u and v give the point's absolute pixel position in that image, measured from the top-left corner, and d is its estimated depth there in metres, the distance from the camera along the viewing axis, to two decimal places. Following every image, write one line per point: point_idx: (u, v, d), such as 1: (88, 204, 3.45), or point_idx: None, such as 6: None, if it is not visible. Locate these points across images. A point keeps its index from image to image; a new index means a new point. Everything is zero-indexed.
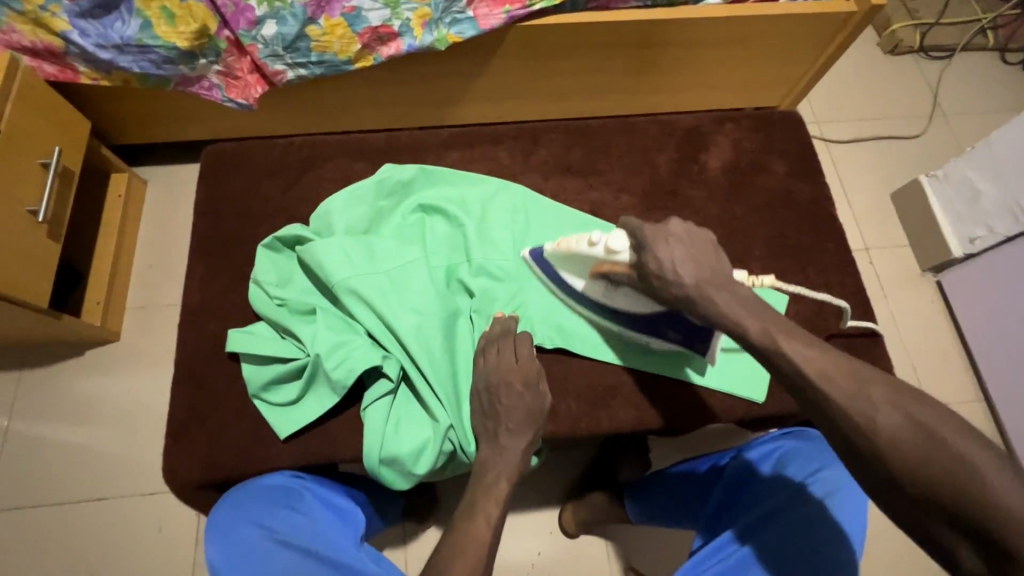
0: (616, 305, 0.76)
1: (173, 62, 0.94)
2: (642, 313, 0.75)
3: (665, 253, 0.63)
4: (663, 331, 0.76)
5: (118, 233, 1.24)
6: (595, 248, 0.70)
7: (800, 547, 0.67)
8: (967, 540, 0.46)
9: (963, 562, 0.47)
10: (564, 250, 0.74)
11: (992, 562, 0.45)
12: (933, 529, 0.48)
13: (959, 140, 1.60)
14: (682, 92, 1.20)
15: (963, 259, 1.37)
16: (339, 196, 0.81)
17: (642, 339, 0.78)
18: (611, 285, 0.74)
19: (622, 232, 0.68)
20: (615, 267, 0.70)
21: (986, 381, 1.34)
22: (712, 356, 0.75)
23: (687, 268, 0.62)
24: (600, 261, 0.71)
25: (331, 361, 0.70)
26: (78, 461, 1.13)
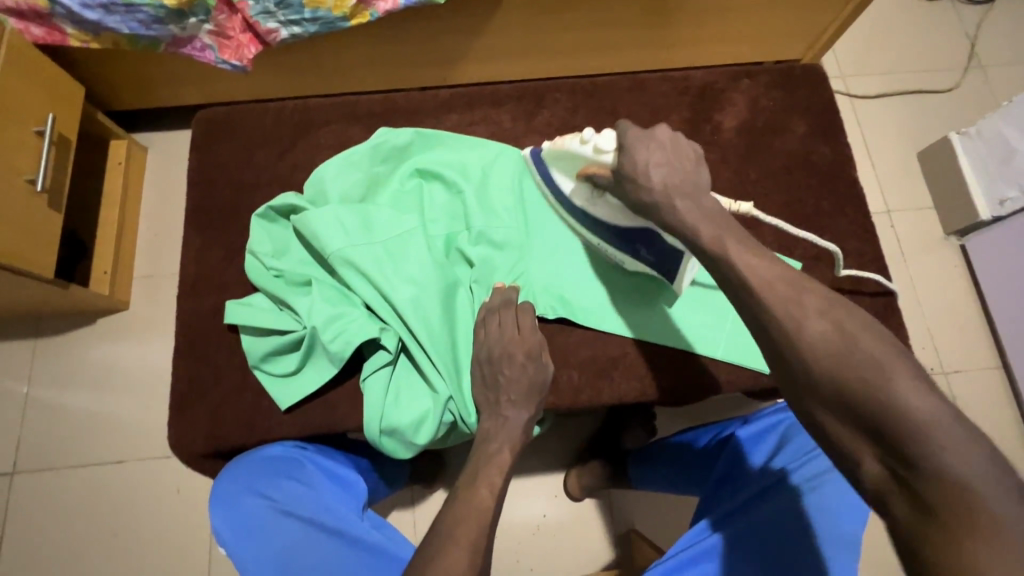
0: (596, 215, 0.74)
1: (162, 21, 0.90)
2: (617, 225, 0.72)
3: (641, 156, 0.62)
4: (635, 248, 0.73)
5: (120, 202, 1.23)
6: (585, 146, 0.68)
7: (798, 521, 0.67)
8: (868, 443, 0.46)
9: (865, 471, 0.46)
10: (557, 147, 0.72)
11: (894, 470, 0.44)
12: (842, 438, 0.47)
13: (996, 94, 1.50)
14: (698, 46, 1.13)
15: (991, 223, 1.30)
16: (332, 161, 0.78)
17: (614, 256, 0.77)
18: (594, 192, 0.71)
19: (613, 133, 0.66)
20: (600, 169, 0.68)
21: (1007, 347, 1.30)
22: (680, 284, 0.74)
23: (660, 171, 0.61)
24: (588, 161, 0.69)
25: (328, 333, 0.69)
26: (97, 426, 1.17)
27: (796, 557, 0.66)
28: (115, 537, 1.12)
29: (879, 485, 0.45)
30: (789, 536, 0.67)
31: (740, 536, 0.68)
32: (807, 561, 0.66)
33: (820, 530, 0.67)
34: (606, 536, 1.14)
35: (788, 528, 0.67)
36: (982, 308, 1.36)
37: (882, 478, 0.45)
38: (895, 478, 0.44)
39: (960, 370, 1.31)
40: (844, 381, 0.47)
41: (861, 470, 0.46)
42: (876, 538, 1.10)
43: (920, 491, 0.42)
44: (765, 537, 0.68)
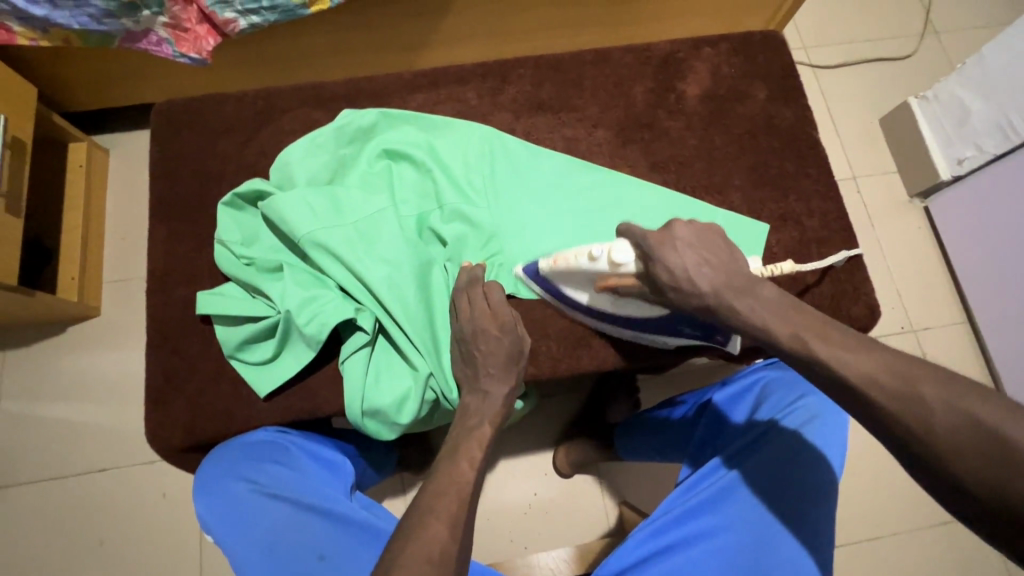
0: (625, 315, 0.72)
1: (114, 15, 0.87)
2: (651, 318, 0.71)
3: (677, 263, 0.59)
4: (678, 329, 0.73)
5: (83, 206, 1.19)
6: (598, 262, 0.66)
7: (782, 472, 0.69)
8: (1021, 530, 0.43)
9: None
10: (563, 267, 0.70)
11: None
12: (992, 528, 0.45)
13: (951, 59, 1.54)
14: (660, 22, 1.15)
15: (950, 182, 1.34)
16: (297, 145, 0.77)
17: (655, 341, 0.77)
18: (618, 296, 0.70)
19: (624, 242, 0.65)
20: (623, 279, 0.66)
21: (970, 303, 1.35)
22: (735, 346, 0.73)
23: (702, 274, 0.59)
24: (605, 275, 0.67)
25: (303, 316, 0.69)
26: (75, 436, 1.14)
27: (784, 507, 0.67)
28: (102, 547, 1.10)
29: None
30: (775, 488, 0.68)
31: (730, 492, 0.69)
32: (793, 511, 0.67)
33: (804, 480, 0.68)
34: (597, 510, 1.16)
35: (773, 480, 0.69)
36: (947, 267, 1.40)
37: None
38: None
39: (928, 327, 1.36)
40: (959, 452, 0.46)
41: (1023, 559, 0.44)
42: (855, 492, 1.14)
43: None
44: (755, 492, 0.68)
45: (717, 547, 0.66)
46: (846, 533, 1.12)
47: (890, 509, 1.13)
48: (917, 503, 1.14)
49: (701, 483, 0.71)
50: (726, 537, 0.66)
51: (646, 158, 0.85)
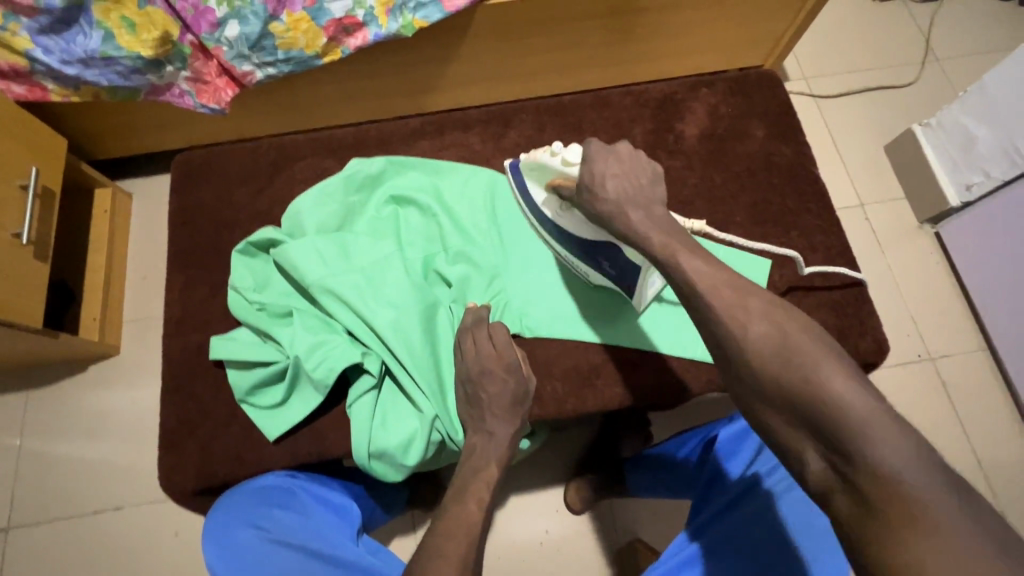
0: (565, 227, 0.76)
1: (140, 71, 0.92)
2: (584, 238, 0.74)
3: (601, 167, 0.67)
4: (599, 262, 0.75)
5: (106, 249, 1.23)
6: (554, 158, 0.72)
7: (751, 544, 0.67)
8: (811, 441, 0.51)
9: (808, 466, 0.52)
10: (530, 159, 0.75)
11: (835, 466, 0.49)
12: (788, 439, 0.53)
13: (953, 85, 1.55)
14: (658, 61, 1.19)
15: (961, 208, 1.33)
16: (307, 194, 0.81)
17: (581, 270, 0.79)
18: (562, 203, 0.74)
19: (581, 147, 0.70)
20: (567, 181, 0.71)
21: (989, 329, 1.32)
22: (641, 299, 0.75)
23: (615, 183, 0.66)
24: (557, 174, 0.73)
25: (311, 360, 0.71)
26: (93, 474, 1.16)
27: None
28: None
29: (822, 480, 0.50)
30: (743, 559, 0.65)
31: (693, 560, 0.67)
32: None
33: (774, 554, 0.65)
34: (610, 549, 1.14)
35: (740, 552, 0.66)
36: (962, 293, 1.38)
37: (825, 475, 0.50)
38: (837, 473, 0.49)
39: (946, 355, 1.33)
40: (784, 380, 0.53)
41: (806, 469, 0.52)
42: None
43: (860, 488, 0.47)
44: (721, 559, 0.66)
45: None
46: None
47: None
48: None
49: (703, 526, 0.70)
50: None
51: None
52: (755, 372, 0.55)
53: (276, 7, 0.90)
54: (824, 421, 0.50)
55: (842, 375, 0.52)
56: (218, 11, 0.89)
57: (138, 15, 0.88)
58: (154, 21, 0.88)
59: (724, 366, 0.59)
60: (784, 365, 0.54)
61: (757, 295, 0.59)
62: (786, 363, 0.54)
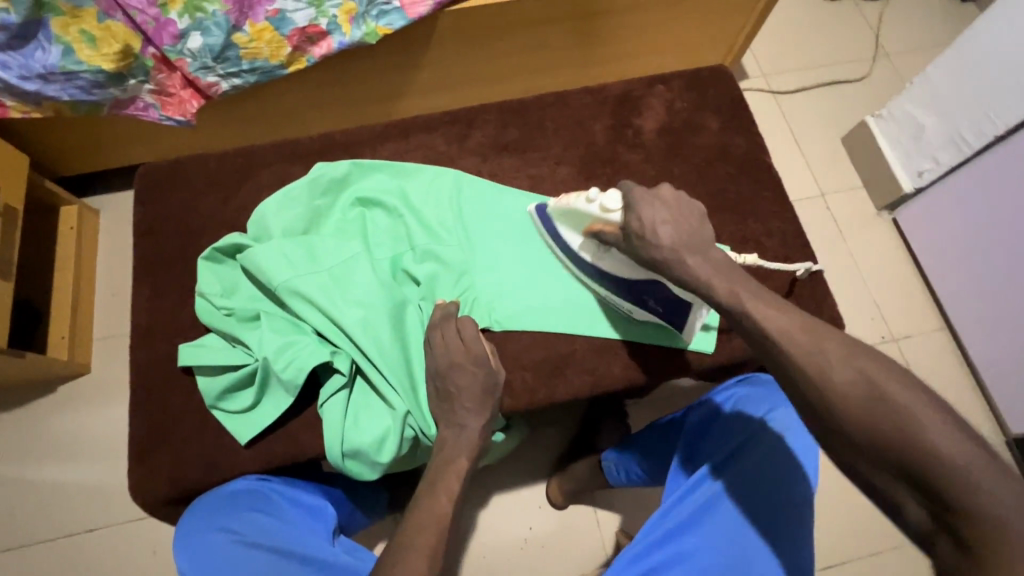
0: (603, 269, 0.78)
1: (103, 85, 0.92)
2: (627, 279, 0.77)
3: (649, 214, 0.69)
4: (644, 300, 0.78)
5: (73, 266, 1.21)
6: (592, 205, 0.73)
7: (761, 489, 0.69)
8: (911, 492, 0.49)
9: (909, 514, 0.49)
10: (562, 204, 0.77)
11: (937, 515, 0.47)
12: (882, 484, 0.51)
13: (903, 78, 1.62)
14: (620, 61, 1.22)
15: (915, 194, 1.39)
16: (272, 199, 0.81)
17: (622, 308, 0.81)
18: (601, 246, 0.77)
19: (617, 193, 0.72)
20: (607, 227, 0.73)
21: (947, 308, 1.38)
22: (689, 332, 0.80)
23: (666, 229, 0.68)
24: (594, 220, 0.75)
25: (280, 362, 0.71)
26: (66, 496, 1.13)
27: (764, 524, 0.67)
28: None
29: (926, 529, 0.48)
30: (754, 505, 0.68)
31: (706, 512, 0.69)
32: (772, 527, 0.67)
33: (780, 495, 0.68)
34: (594, 542, 1.15)
35: (750, 500, 0.68)
36: (920, 275, 1.44)
37: (927, 523, 0.48)
38: (936, 519, 0.47)
39: (909, 335, 1.38)
40: (877, 431, 0.50)
41: (902, 514, 0.50)
42: (838, 507, 1.17)
43: (968, 539, 0.45)
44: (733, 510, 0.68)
45: (699, 567, 0.65)
46: (835, 553, 1.14)
47: (869, 521, 1.17)
48: None
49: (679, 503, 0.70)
50: (705, 559, 0.66)
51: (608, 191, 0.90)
52: (845, 422, 0.52)
53: (239, 17, 0.91)
54: (926, 472, 0.47)
55: (943, 420, 0.48)
56: (179, 23, 0.89)
57: (98, 29, 0.88)
58: (115, 34, 0.88)
59: (809, 420, 0.56)
60: (876, 414, 0.51)
61: (831, 337, 0.56)
62: (875, 411, 0.51)
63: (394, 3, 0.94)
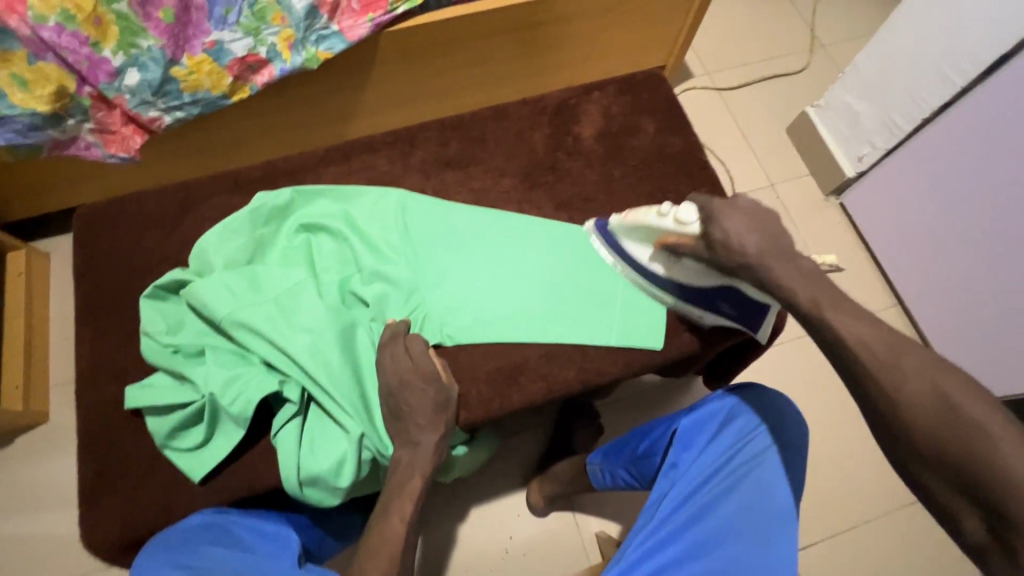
0: (677, 277, 0.82)
1: (40, 128, 0.90)
2: (700, 286, 0.81)
3: (732, 225, 0.70)
4: (718, 305, 0.82)
5: (23, 314, 1.18)
6: (665, 219, 0.77)
7: (750, 497, 0.73)
8: (974, 507, 0.50)
9: (967, 530, 0.51)
10: (632, 221, 0.81)
11: (995, 530, 0.48)
12: (942, 496, 0.53)
13: (839, 67, 1.69)
14: (562, 70, 1.25)
15: (857, 178, 1.45)
16: (213, 232, 0.81)
17: (695, 315, 0.85)
18: (674, 256, 0.80)
19: (692, 206, 0.75)
20: (682, 239, 0.76)
21: (897, 286, 1.43)
22: (765, 332, 0.84)
23: (751, 238, 0.70)
24: (666, 232, 0.78)
25: (228, 395, 0.71)
26: (31, 552, 1.10)
27: (752, 531, 0.70)
28: None
29: (980, 542, 0.50)
30: (744, 514, 0.71)
31: (698, 517, 0.70)
32: (759, 535, 0.70)
33: (765, 503, 0.72)
34: (574, 545, 1.16)
35: (740, 508, 0.72)
36: (870, 255, 1.49)
37: (984, 536, 0.49)
38: (993, 533, 0.49)
39: None
40: (950, 444, 0.52)
41: (963, 529, 0.51)
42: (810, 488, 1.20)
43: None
44: (724, 518, 0.71)
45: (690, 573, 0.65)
46: (810, 532, 1.17)
47: (840, 499, 1.20)
48: (870, 493, 1.21)
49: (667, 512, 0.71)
50: (696, 564, 0.66)
51: (551, 199, 0.92)
52: (911, 432, 0.54)
53: (175, 51, 0.90)
54: (989, 486, 0.48)
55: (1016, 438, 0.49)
56: (114, 60, 0.88)
57: (28, 71, 0.85)
58: (47, 75, 0.86)
59: (878, 425, 0.58)
60: (952, 430, 0.52)
61: None
62: (948, 426, 0.52)
63: (332, 28, 0.95)
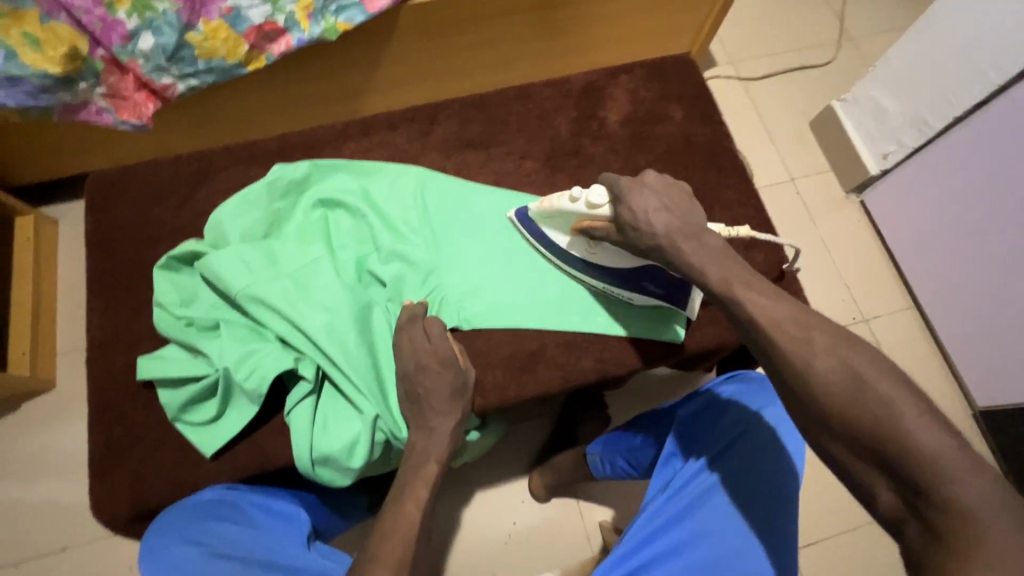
0: (597, 260, 0.78)
1: (51, 90, 0.87)
2: (619, 267, 0.77)
3: (640, 203, 0.67)
4: (641, 284, 0.78)
5: (32, 280, 1.16)
6: (577, 204, 0.73)
7: (753, 483, 0.71)
8: (882, 476, 0.48)
9: (878, 498, 0.48)
10: (547, 208, 0.76)
11: (907, 500, 0.46)
12: (850, 467, 0.50)
13: (867, 61, 1.64)
14: (585, 53, 1.22)
15: (880, 176, 1.41)
16: (229, 203, 0.79)
17: (623, 296, 0.81)
18: (593, 241, 0.76)
19: (602, 187, 0.71)
20: (596, 222, 0.72)
21: (914, 287, 1.41)
22: (694, 308, 0.79)
23: (661, 216, 0.66)
24: (581, 216, 0.74)
25: (242, 371, 0.70)
26: (38, 517, 1.10)
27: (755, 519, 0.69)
28: None
29: (894, 513, 0.47)
30: (746, 501, 0.70)
31: (698, 505, 0.70)
32: (759, 520, 0.68)
33: (766, 491, 0.70)
34: (577, 532, 1.16)
35: (742, 494, 0.70)
36: (889, 256, 1.46)
37: (897, 505, 0.47)
38: (908, 505, 0.46)
39: (878, 315, 1.41)
40: (854, 414, 0.49)
41: (876, 502, 0.49)
42: (817, 487, 1.19)
43: (933, 523, 0.44)
44: (725, 505, 0.70)
45: (688, 562, 0.65)
46: (815, 530, 1.17)
47: (846, 499, 1.19)
48: None
49: (668, 502, 0.71)
50: (695, 553, 0.66)
51: (574, 184, 0.89)
52: (822, 406, 0.51)
53: (190, 15, 0.87)
54: (896, 453, 0.47)
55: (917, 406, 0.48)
56: (128, 22, 0.85)
57: (41, 31, 0.83)
58: (59, 36, 0.84)
59: (787, 404, 0.55)
60: (852, 398, 0.50)
61: None
62: (855, 396, 0.50)
63: None
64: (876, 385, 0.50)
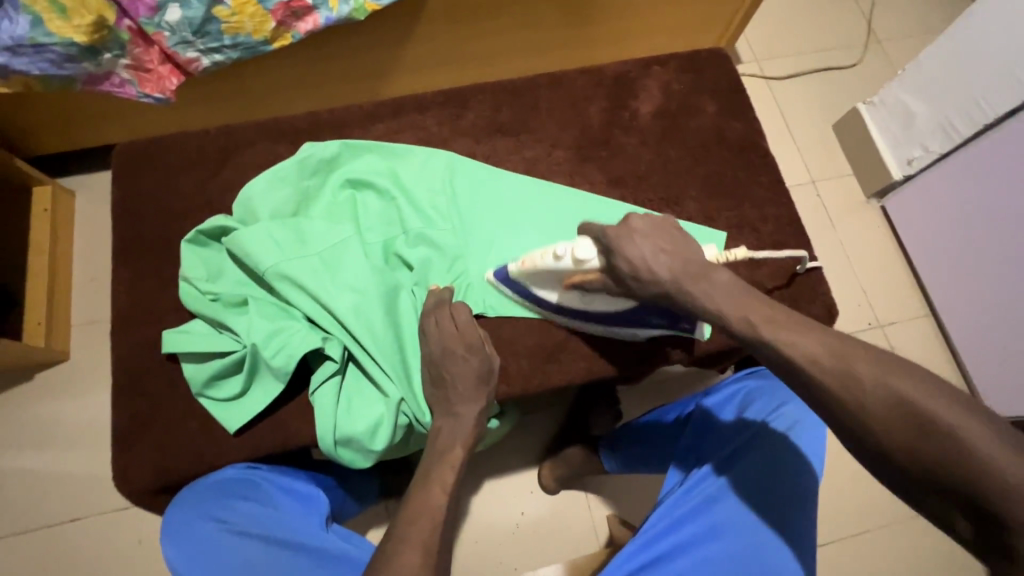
0: (596, 308, 0.75)
1: (75, 59, 0.86)
2: (621, 311, 0.75)
3: (635, 253, 0.64)
4: (646, 320, 0.77)
5: (49, 249, 1.16)
6: (563, 261, 0.69)
7: (770, 481, 0.70)
8: (959, 509, 0.48)
9: (958, 527, 0.49)
10: (530, 269, 0.72)
11: (986, 531, 0.46)
12: (922, 498, 0.50)
13: (894, 64, 1.62)
14: (613, 43, 1.20)
15: (903, 181, 1.40)
16: (258, 180, 0.78)
17: (627, 335, 0.79)
18: (586, 293, 0.73)
19: (587, 241, 0.68)
20: (588, 275, 0.70)
21: (931, 294, 1.40)
22: (700, 331, 0.78)
23: (661, 261, 0.64)
24: (570, 272, 0.71)
25: (270, 348, 0.69)
26: (49, 487, 1.10)
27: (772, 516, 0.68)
28: None
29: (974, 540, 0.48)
30: (762, 499, 0.69)
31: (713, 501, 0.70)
32: (775, 518, 0.68)
33: (784, 489, 0.69)
34: (585, 525, 1.16)
35: (758, 491, 0.69)
36: (908, 262, 1.45)
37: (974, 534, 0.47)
38: (987, 536, 0.46)
39: (893, 322, 1.40)
40: (919, 447, 0.49)
41: (954, 528, 0.49)
42: (828, 490, 1.19)
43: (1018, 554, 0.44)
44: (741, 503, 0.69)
45: (702, 556, 0.66)
46: (823, 532, 1.17)
47: (856, 503, 1.19)
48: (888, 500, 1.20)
49: (682, 497, 0.71)
50: (710, 548, 0.66)
51: (603, 174, 0.88)
52: (884, 442, 0.50)
53: None
54: (973, 486, 0.46)
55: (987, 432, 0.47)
56: None
57: None
58: (86, 4, 0.81)
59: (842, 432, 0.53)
60: (912, 429, 0.49)
61: None
62: (916, 424, 0.49)
63: None
64: (933, 411, 0.49)
